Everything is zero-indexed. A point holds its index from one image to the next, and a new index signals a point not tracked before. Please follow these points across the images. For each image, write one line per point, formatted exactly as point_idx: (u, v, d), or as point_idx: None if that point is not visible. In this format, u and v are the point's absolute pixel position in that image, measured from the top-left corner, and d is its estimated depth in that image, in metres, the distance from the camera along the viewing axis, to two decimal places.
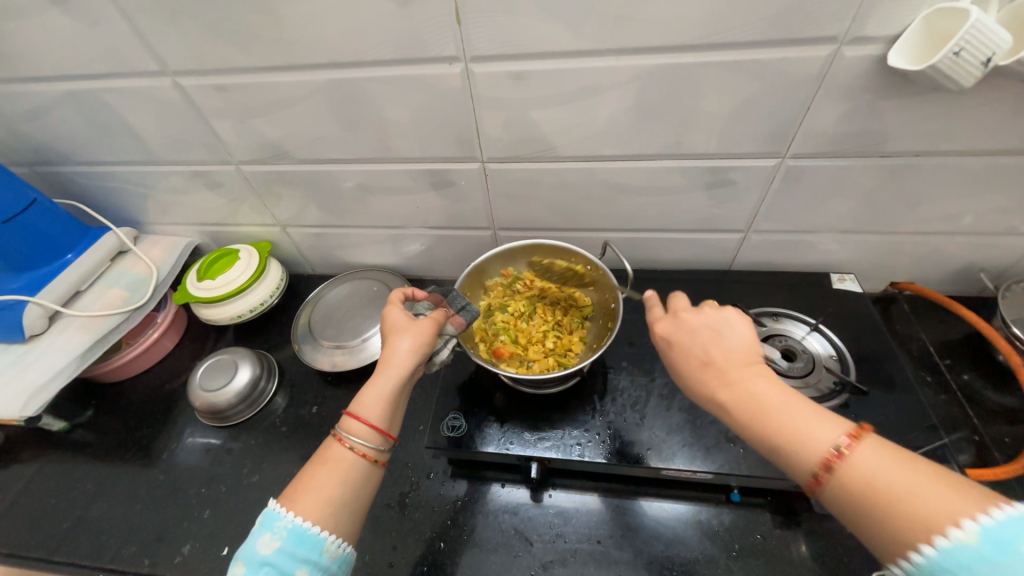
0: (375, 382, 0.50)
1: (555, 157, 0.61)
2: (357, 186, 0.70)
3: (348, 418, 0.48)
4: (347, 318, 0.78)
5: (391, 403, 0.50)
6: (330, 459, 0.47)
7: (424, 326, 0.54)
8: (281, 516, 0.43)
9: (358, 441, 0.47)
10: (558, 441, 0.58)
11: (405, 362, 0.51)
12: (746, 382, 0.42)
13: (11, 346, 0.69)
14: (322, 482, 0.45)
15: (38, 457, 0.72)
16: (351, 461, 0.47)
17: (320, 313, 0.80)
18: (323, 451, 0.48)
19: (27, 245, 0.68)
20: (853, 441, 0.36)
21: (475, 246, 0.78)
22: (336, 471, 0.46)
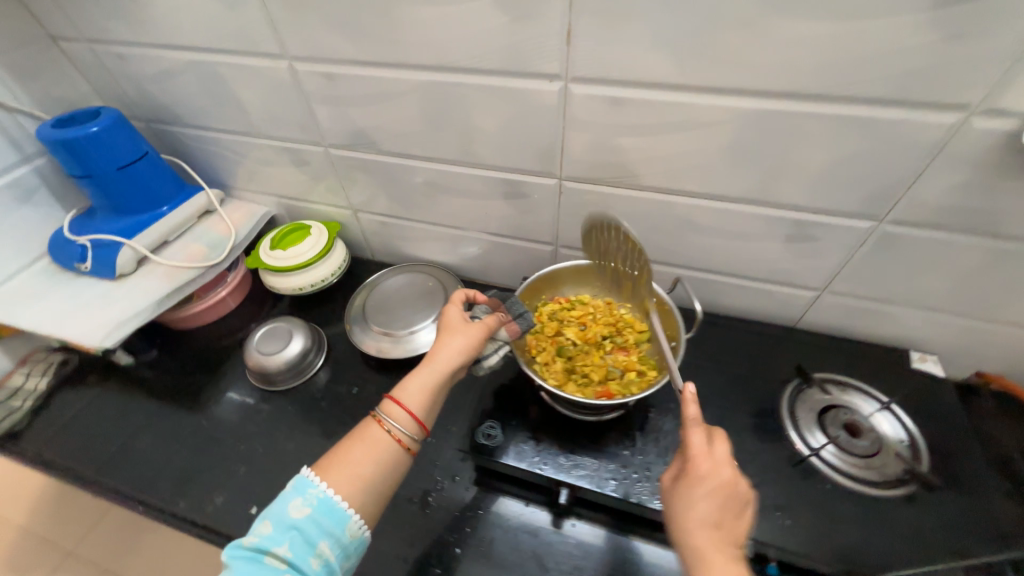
0: (422, 374, 0.51)
1: (635, 185, 0.60)
2: (433, 184, 0.72)
3: (391, 402, 0.50)
4: (399, 308, 0.80)
5: (433, 396, 0.51)
6: (366, 438, 0.48)
7: (478, 328, 0.55)
8: (314, 484, 0.44)
9: (397, 426, 0.49)
10: (593, 471, 0.56)
11: (450, 360, 0.52)
12: (704, 495, 0.41)
13: (100, 282, 0.74)
14: (357, 459, 0.47)
15: (103, 385, 0.77)
16: (387, 443, 0.48)
17: (374, 298, 0.82)
18: (360, 428, 0.49)
19: (133, 193, 0.75)
20: None
21: (534, 260, 0.78)
22: (371, 450, 0.47)
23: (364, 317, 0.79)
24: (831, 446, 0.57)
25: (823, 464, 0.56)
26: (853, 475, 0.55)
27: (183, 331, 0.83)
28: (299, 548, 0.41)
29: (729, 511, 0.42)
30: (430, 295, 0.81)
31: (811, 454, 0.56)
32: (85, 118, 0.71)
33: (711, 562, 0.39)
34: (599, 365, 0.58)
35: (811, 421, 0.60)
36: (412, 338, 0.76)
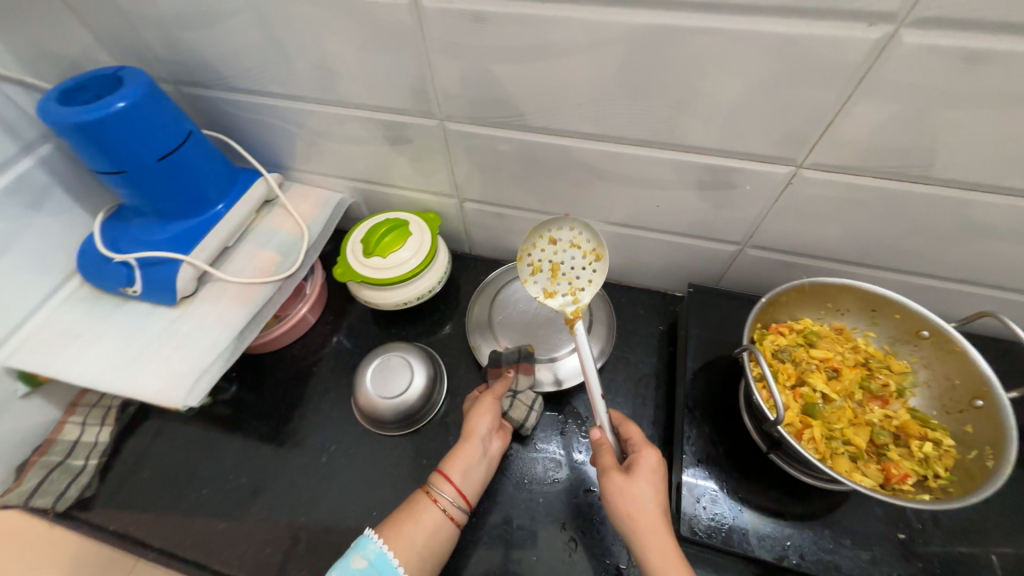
0: (467, 453, 0.51)
1: (921, 177, 0.43)
2: (592, 169, 0.53)
3: (442, 475, 0.50)
4: (532, 329, 0.65)
5: (468, 454, 0.51)
6: (416, 513, 0.47)
7: (491, 399, 0.55)
8: (373, 540, 0.45)
9: (449, 501, 0.48)
10: (862, 563, 0.44)
11: (484, 420, 0.53)
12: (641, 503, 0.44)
13: (158, 309, 0.58)
14: (423, 525, 0.47)
15: (181, 431, 0.63)
16: (440, 519, 0.48)
17: (499, 307, 0.67)
18: (413, 502, 0.49)
19: (180, 189, 0.56)
20: None
21: (703, 260, 0.61)
22: (462, 466, 0.50)
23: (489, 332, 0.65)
24: None
25: None
26: None
27: (261, 357, 0.68)
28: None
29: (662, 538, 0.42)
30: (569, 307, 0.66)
31: None
32: (102, 86, 0.51)
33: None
34: (862, 425, 0.44)
35: None
36: (556, 365, 0.62)
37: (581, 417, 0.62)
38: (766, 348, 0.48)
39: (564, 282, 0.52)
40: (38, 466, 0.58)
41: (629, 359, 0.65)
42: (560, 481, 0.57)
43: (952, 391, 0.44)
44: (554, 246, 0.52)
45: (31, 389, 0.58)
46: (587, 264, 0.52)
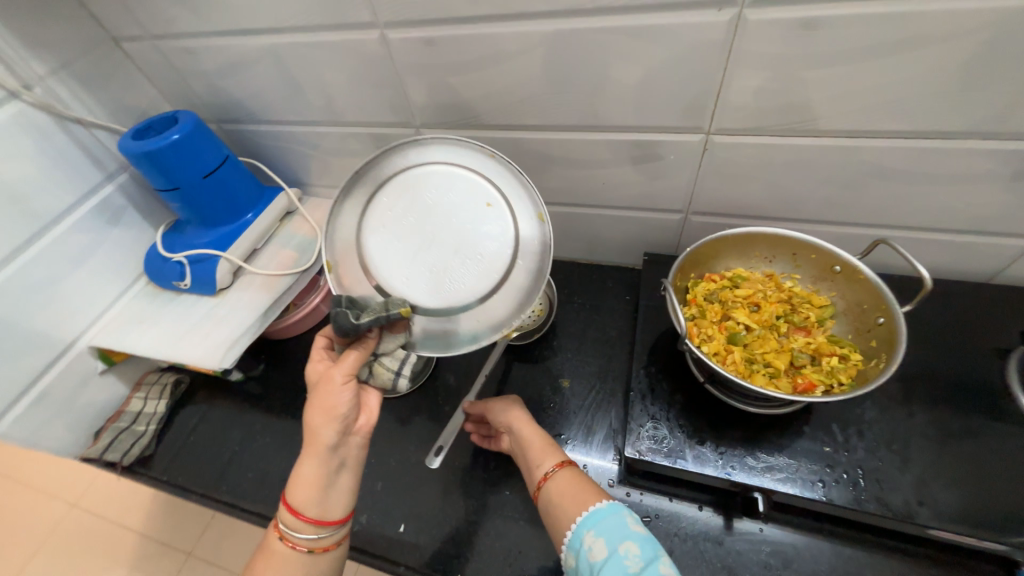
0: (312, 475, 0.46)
1: (808, 131, 0.50)
2: (542, 156, 0.63)
3: (288, 509, 0.46)
4: (443, 260, 0.50)
5: (321, 465, 0.47)
6: (273, 552, 0.46)
7: (342, 389, 0.48)
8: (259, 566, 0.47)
9: (300, 534, 0.46)
10: (793, 473, 0.47)
11: (319, 431, 0.47)
12: (503, 417, 0.58)
13: (201, 298, 0.72)
14: (282, 562, 0.45)
15: (219, 404, 0.76)
16: (291, 549, 0.46)
17: (404, 229, 0.51)
18: (265, 545, 0.47)
19: (220, 201, 0.70)
20: (558, 468, 0.50)
21: (654, 231, 0.69)
22: (308, 492, 0.46)
23: (388, 271, 0.51)
24: None
25: None
26: None
27: (284, 341, 0.80)
28: (613, 533, 0.42)
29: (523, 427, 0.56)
30: (461, 211, 0.51)
31: None
32: (164, 126, 0.66)
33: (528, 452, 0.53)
34: (782, 349, 0.49)
35: None
36: (456, 315, 0.51)
37: (553, 376, 0.68)
38: (697, 291, 0.55)
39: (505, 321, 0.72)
40: (110, 429, 0.71)
41: (597, 326, 0.72)
42: None
43: (863, 314, 0.50)
44: None
45: (107, 367, 0.72)
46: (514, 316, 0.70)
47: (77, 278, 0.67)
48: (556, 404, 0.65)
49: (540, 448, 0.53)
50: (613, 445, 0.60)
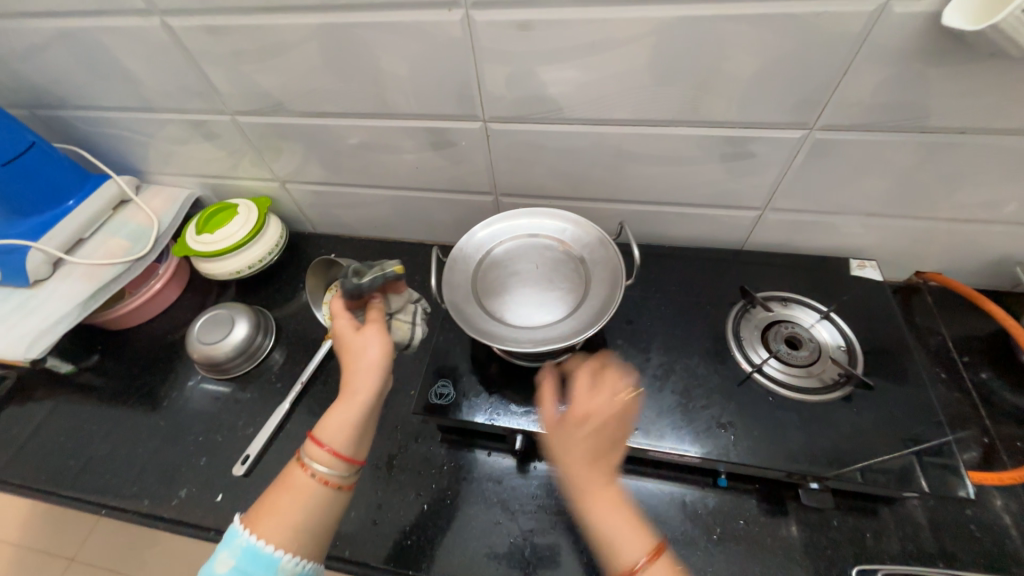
0: (344, 410, 0.46)
1: (561, 119, 0.57)
2: (357, 143, 0.67)
3: (314, 442, 0.45)
4: (542, 261, 0.57)
5: (359, 429, 0.46)
6: (294, 487, 0.43)
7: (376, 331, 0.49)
8: (239, 533, 0.41)
9: (320, 468, 0.44)
10: (545, 415, 0.55)
11: (366, 385, 0.47)
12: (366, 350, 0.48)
13: (16, 290, 0.70)
14: (298, 492, 0.43)
15: (49, 397, 0.74)
16: (313, 487, 0.44)
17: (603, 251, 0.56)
18: (285, 477, 0.44)
19: (29, 190, 0.69)
20: (652, 560, 0.37)
21: (476, 213, 0.75)
22: (340, 428, 0.45)
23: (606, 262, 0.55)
24: (773, 359, 0.56)
25: (763, 377, 0.55)
26: (791, 385, 0.54)
27: (123, 330, 0.79)
28: None
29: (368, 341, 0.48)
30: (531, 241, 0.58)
31: (755, 370, 0.55)
32: None
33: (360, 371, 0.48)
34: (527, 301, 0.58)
35: (753, 338, 0.59)
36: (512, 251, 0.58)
37: None
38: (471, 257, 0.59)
39: None
40: None
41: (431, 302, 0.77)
42: None
43: None
44: None
45: None
46: None
47: None
48: None
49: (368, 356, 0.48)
50: None
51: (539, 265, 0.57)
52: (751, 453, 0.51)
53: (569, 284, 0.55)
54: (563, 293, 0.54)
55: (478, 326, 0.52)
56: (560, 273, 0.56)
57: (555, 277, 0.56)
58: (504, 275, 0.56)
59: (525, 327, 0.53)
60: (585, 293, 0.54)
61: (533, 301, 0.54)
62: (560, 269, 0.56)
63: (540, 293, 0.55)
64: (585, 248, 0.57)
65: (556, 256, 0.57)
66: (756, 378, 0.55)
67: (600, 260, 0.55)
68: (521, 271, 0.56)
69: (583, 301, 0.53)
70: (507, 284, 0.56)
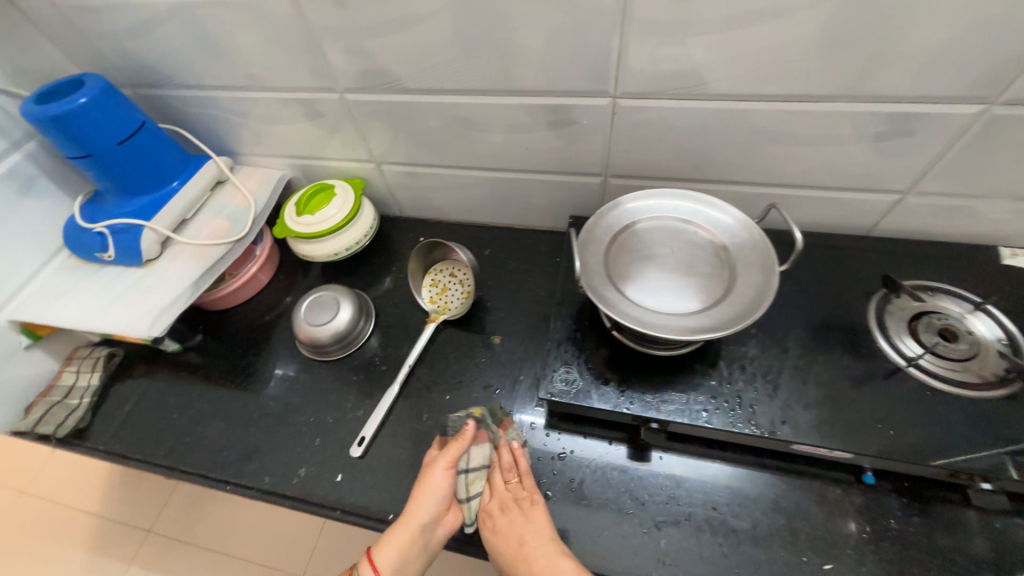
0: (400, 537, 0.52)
1: (701, 95, 0.54)
2: (469, 123, 0.65)
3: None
4: (677, 246, 0.54)
5: (404, 552, 0.52)
6: None
7: (438, 480, 0.55)
8: None
9: None
10: (682, 405, 0.53)
11: (420, 511, 0.53)
12: (432, 482, 0.55)
13: (129, 269, 0.71)
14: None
15: (156, 375, 0.76)
16: None
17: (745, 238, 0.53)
18: None
19: (141, 170, 0.69)
20: None
21: (579, 195, 0.73)
22: (393, 554, 0.51)
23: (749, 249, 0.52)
24: (929, 352, 0.53)
25: (920, 371, 0.53)
26: (952, 380, 0.51)
27: (222, 310, 0.80)
28: None
29: (444, 463, 0.56)
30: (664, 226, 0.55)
31: (910, 365, 0.53)
32: (69, 89, 0.64)
33: (426, 478, 0.55)
34: None
35: (901, 330, 0.56)
36: (644, 234, 0.55)
37: (486, 334, 0.72)
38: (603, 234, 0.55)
39: (442, 300, 0.74)
40: (42, 402, 0.71)
41: (529, 287, 0.76)
42: (463, 383, 0.67)
43: None
44: (455, 279, 0.74)
45: (32, 343, 0.71)
46: (460, 297, 0.73)
47: None
48: (487, 359, 0.69)
49: (432, 477, 0.55)
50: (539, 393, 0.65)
51: (675, 250, 0.54)
52: (912, 451, 0.48)
53: (710, 270, 0.52)
54: (704, 280, 0.52)
55: (619, 308, 0.49)
56: (699, 259, 0.54)
57: (694, 262, 0.53)
58: (638, 258, 0.54)
59: (667, 312, 0.50)
60: (729, 280, 0.51)
61: (671, 286, 0.52)
62: (699, 255, 0.53)
63: (679, 279, 0.52)
64: (726, 234, 0.54)
65: (693, 241, 0.54)
66: (912, 372, 0.52)
67: (744, 245, 0.53)
68: (657, 255, 0.54)
69: (728, 288, 0.51)
70: (643, 267, 0.53)
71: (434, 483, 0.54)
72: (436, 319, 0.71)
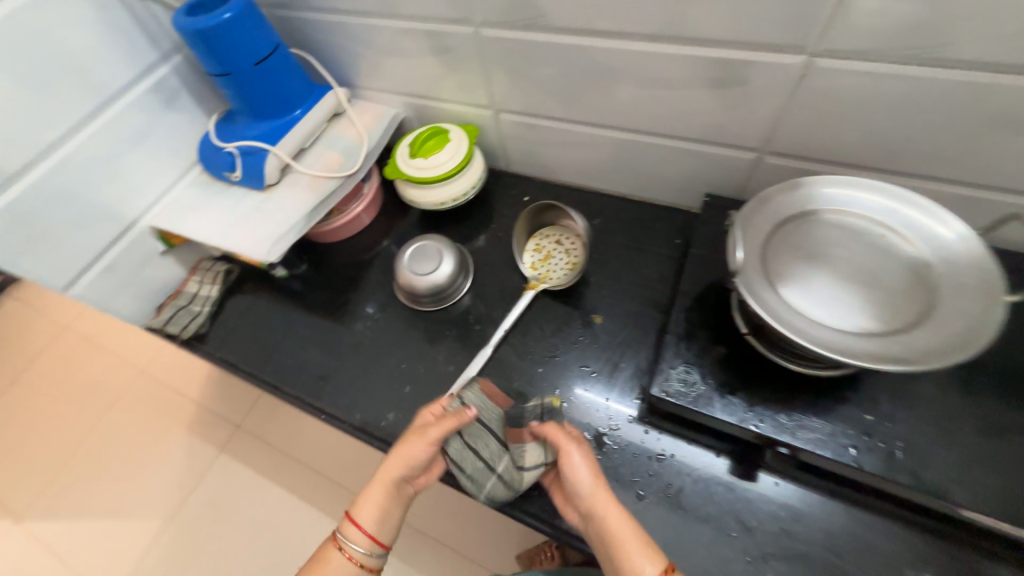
0: (373, 496, 0.51)
1: (939, 61, 0.42)
2: (613, 73, 0.57)
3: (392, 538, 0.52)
4: (856, 253, 0.45)
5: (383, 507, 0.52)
6: (328, 561, 0.51)
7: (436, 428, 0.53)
8: None
9: (352, 546, 0.51)
10: (824, 435, 0.46)
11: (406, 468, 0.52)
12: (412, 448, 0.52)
13: (252, 192, 0.73)
14: (336, 570, 0.50)
15: (264, 296, 0.80)
16: (348, 563, 0.51)
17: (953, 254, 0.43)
18: (320, 551, 0.52)
19: (270, 94, 0.69)
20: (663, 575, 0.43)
21: (721, 172, 0.63)
22: (375, 513, 0.51)
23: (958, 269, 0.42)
24: None
25: None
26: None
27: (327, 244, 0.81)
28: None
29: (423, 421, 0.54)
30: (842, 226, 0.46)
31: None
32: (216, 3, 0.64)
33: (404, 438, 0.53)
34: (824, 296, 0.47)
35: None
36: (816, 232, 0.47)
37: (588, 311, 0.66)
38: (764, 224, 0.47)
39: (544, 267, 0.70)
40: (171, 305, 0.78)
41: (641, 268, 0.69)
42: (558, 359, 0.64)
43: None
44: (560, 248, 0.70)
45: (165, 249, 0.77)
46: (564, 267, 0.69)
47: (137, 157, 0.69)
48: (586, 338, 0.64)
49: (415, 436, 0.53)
50: (639, 386, 0.60)
51: (853, 255, 0.45)
52: None
53: (898, 287, 0.43)
54: (889, 298, 0.43)
55: (777, 311, 0.42)
56: (883, 272, 0.44)
57: (876, 274, 0.44)
58: (803, 256, 0.46)
59: (835, 327, 0.42)
60: (923, 303, 0.42)
61: (844, 296, 0.43)
62: (884, 267, 0.44)
63: (855, 289, 0.44)
64: (928, 246, 0.44)
65: (877, 250, 0.45)
66: None
67: (952, 264, 0.42)
68: (829, 257, 0.45)
69: (922, 313, 0.41)
70: (810, 268, 0.45)
71: (411, 444, 0.52)
72: (536, 287, 0.67)
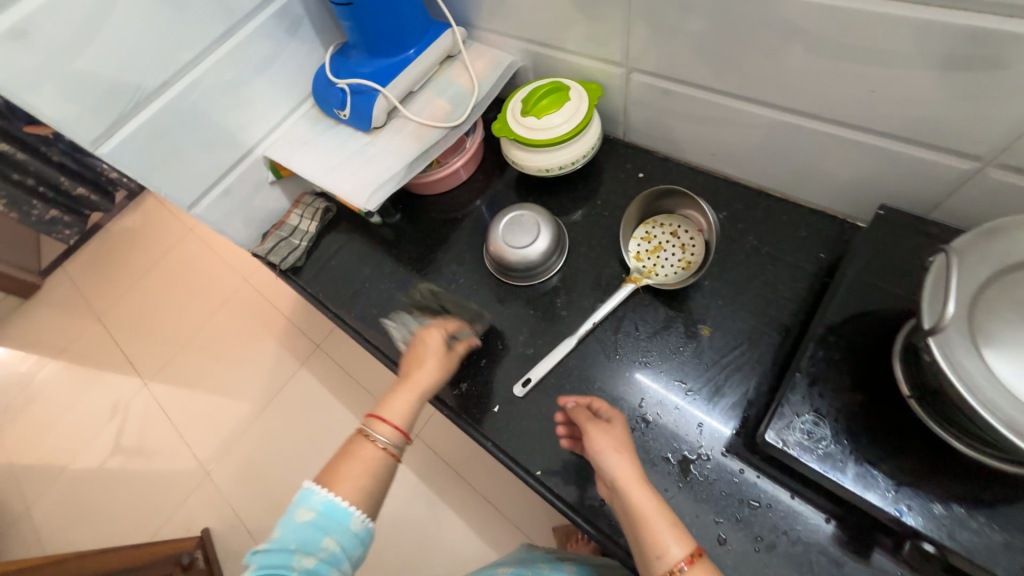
0: (401, 398, 0.52)
1: None
2: (800, 34, 0.44)
3: (377, 417, 0.50)
4: None
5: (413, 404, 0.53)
6: (352, 456, 0.48)
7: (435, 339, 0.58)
8: (316, 493, 0.45)
9: (382, 439, 0.49)
10: (989, 542, 0.38)
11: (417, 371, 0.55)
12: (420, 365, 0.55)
13: (357, 133, 0.72)
14: (364, 460, 0.48)
15: (357, 240, 0.80)
16: (380, 455, 0.49)
17: None
18: (347, 445, 0.49)
19: (387, 28, 0.65)
20: (689, 562, 0.38)
21: (915, 180, 0.49)
22: (401, 408, 0.52)
23: None
24: None
25: None
26: None
27: (422, 196, 0.79)
28: None
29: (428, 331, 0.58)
30: None
31: None
32: None
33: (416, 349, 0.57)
34: None
35: None
36: None
37: (694, 320, 0.58)
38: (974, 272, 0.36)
39: (651, 261, 0.62)
40: (274, 235, 0.81)
41: (769, 279, 0.58)
42: (649, 366, 0.57)
43: None
44: (675, 242, 0.62)
45: (275, 180, 0.80)
46: (676, 266, 0.61)
47: (258, 85, 0.70)
48: (685, 349, 0.57)
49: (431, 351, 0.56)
50: (740, 416, 0.52)
51: None
52: None
53: None
54: None
55: (976, 385, 0.32)
56: None
57: None
58: None
59: None
60: None
61: None
62: None
63: None
64: None
65: None
66: None
67: None
68: None
69: None
70: None
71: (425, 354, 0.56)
72: (639, 283, 0.60)
